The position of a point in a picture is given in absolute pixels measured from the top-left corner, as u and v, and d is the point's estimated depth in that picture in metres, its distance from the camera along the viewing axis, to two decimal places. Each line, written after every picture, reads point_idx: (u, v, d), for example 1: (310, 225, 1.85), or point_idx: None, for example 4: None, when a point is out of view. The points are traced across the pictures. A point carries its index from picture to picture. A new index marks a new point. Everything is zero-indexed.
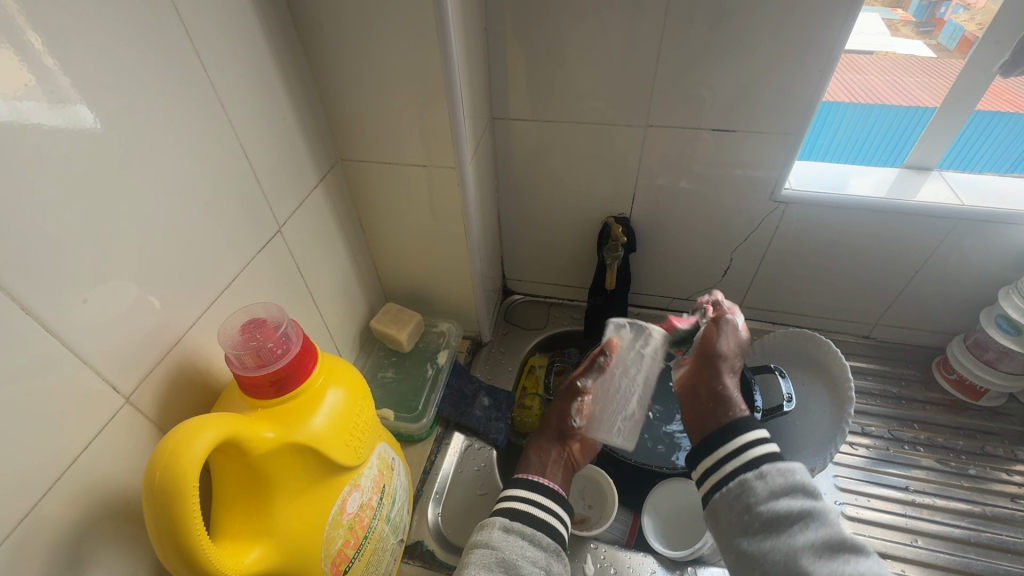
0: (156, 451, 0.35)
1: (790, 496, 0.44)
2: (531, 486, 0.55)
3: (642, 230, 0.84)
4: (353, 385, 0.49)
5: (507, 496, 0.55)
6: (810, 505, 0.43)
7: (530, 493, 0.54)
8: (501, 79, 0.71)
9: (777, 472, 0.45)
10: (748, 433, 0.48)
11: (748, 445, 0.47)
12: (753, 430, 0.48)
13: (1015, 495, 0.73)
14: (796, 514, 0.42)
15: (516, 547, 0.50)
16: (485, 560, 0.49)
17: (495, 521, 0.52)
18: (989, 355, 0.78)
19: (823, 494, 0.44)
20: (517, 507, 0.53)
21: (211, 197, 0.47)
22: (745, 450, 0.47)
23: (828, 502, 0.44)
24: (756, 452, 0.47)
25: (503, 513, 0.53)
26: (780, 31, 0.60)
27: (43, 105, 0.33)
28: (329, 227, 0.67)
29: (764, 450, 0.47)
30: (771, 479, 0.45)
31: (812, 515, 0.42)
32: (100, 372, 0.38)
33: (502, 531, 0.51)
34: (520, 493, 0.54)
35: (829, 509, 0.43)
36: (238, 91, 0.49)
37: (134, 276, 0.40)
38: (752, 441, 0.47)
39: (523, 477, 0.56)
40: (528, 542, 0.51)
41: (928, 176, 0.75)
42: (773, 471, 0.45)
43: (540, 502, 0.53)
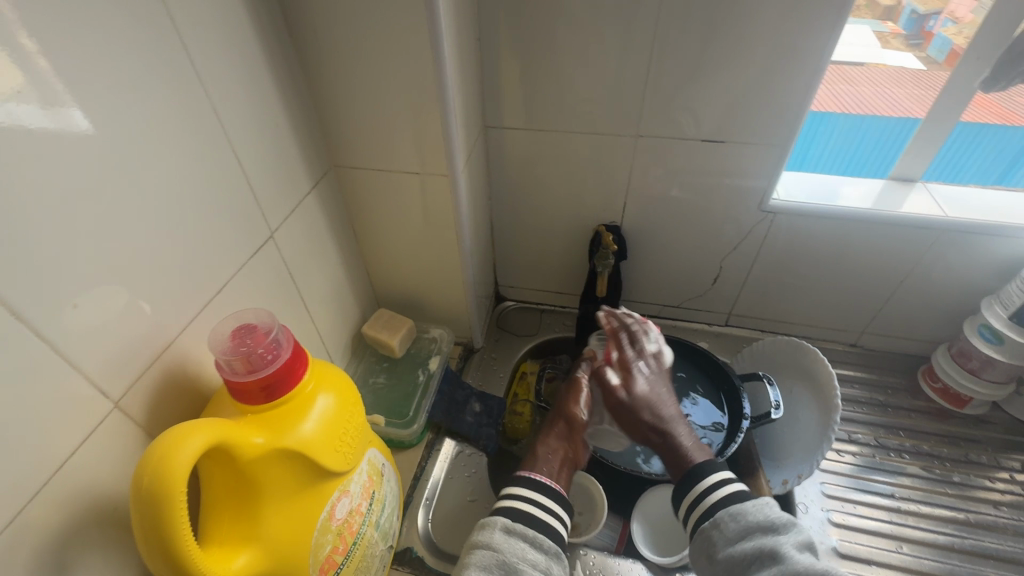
0: (144, 456, 0.35)
1: (747, 538, 0.46)
2: (538, 487, 0.55)
3: (633, 238, 0.85)
4: (344, 391, 0.49)
5: (512, 494, 0.55)
6: (765, 544, 0.45)
7: (538, 495, 0.54)
8: (494, 87, 0.71)
9: (733, 517, 0.48)
10: (710, 476, 0.52)
11: (708, 489, 0.51)
12: (714, 473, 0.52)
13: (999, 503, 0.73)
14: (752, 556, 0.45)
15: (518, 549, 0.50)
16: (485, 561, 0.49)
17: (496, 521, 0.52)
18: (973, 364, 0.79)
19: (782, 527, 0.46)
20: (521, 508, 0.53)
21: (203, 202, 0.47)
22: (705, 495, 0.51)
23: (791, 538, 0.45)
24: (717, 494, 0.50)
25: (505, 513, 0.53)
26: (767, 45, 0.61)
27: (36, 109, 0.33)
28: (321, 232, 0.67)
29: (726, 491, 0.50)
30: (729, 523, 0.48)
31: (768, 553, 0.44)
32: (89, 377, 0.38)
33: (503, 532, 0.51)
34: (526, 493, 0.54)
35: (787, 544, 0.44)
36: (231, 98, 0.49)
37: (124, 281, 0.40)
38: (712, 485, 0.51)
39: (530, 477, 0.56)
40: (529, 544, 0.51)
41: (913, 187, 0.76)
42: (731, 513, 0.48)
43: (544, 503, 0.54)
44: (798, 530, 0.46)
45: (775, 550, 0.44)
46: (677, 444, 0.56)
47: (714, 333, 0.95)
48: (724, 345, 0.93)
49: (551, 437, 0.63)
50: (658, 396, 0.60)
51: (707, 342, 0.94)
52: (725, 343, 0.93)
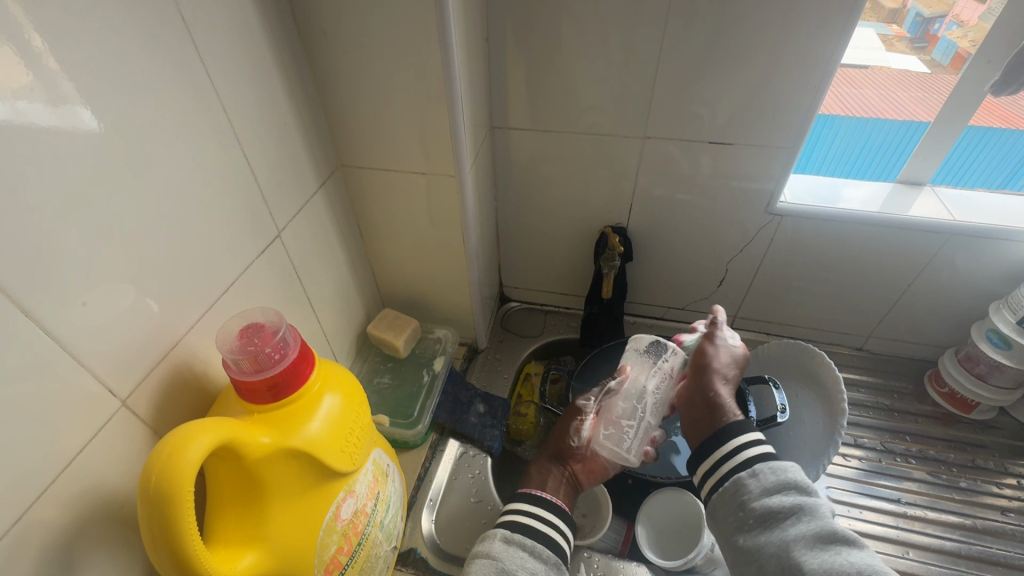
0: (152, 455, 0.35)
1: (782, 493, 0.52)
2: (536, 501, 0.58)
3: (639, 239, 0.85)
4: (350, 391, 0.49)
5: (513, 509, 0.58)
6: (803, 501, 0.51)
7: (537, 508, 0.57)
8: (501, 88, 0.71)
9: (771, 471, 0.54)
10: (739, 437, 0.58)
11: (740, 447, 0.57)
12: (745, 432, 0.58)
13: (1006, 509, 0.73)
14: (788, 509, 0.51)
15: (517, 558, 0.52)
16: (486, 568, 0.51)
17: (496, 532, 0.55)
18: (980, 369, 0.79)
19: (818, 493, 0.52)
20: (522, 521, 0.56)
21: (210, 201, 0.47)
22: (737, 451, 0.57)
23: (825, 502, 0.51)
24: (747, 453, 0.56)
25: (506, 526, 0.56)
26: (776, 47, 0.61)
27: (42, 105, 0.33)
28: (328, 232, 0.67)
29: (755, 449, 0.56)
30: (766, 475, 0.54)
31: (805, 508, 0.50)
32: (96, 375, 0.38)
33: (503, 541, 0.54)
34: (527, 507, 0.57)
35: (820, 504, 0.51)
36: (240, 96, 0.49)
37: (132, 278, 0.40)
38: (741, 444, 0.57)
39: (529, 491, 0.59)
40: (528, 553, 0.53)
41: (921, 191, 0.76)
42: (769, 467, 0.54)
43: (544, 517, 0.56)
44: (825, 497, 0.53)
45: (813, 509, 0.50)
46: (721, 403, 0.63)
47: None
48: None
49: (550, 465, 0.66)
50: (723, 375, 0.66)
51: None
52: None
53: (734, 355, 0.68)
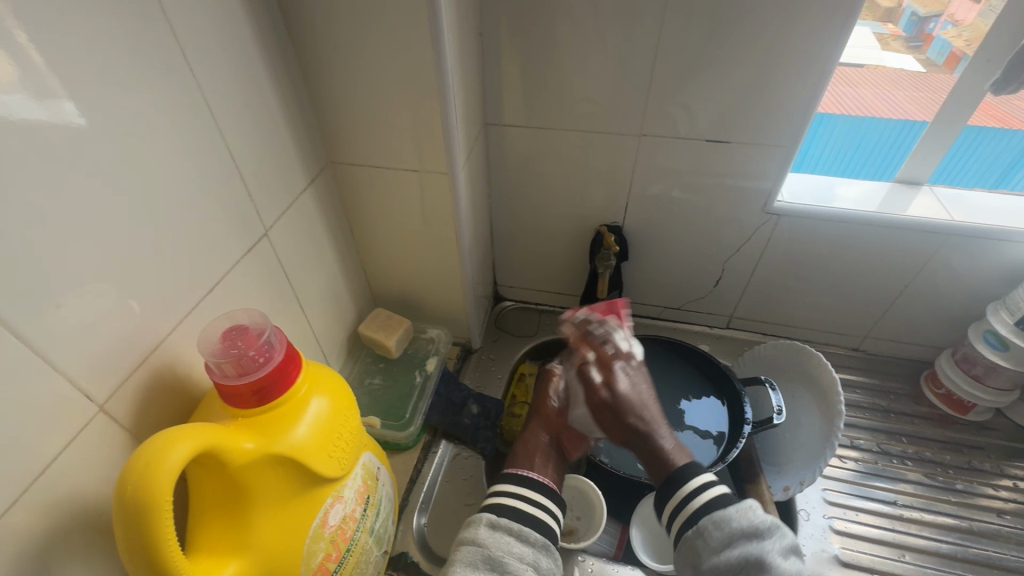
0: (129, 462, 0.34)
1: (732, 545, 0.46)
2: (523, 481, 0.54)
3: (635, 239, 0.84)
4: (338, 394, 0.48)
5: (499, 491, 0.54)
6: (750, 552, 0.45)
7: (524, 489, 0.53)
8: (496, 84, 0.70)
9: (716, 524, 0.47)
10: (691, 481, 0.51)
11: (690, 495, 0.50)
12: (693, 478, 0.51)
13: (1002, 511, 0.73)
14: (737, 566, 0.44)
15: (503, 544, 0.49)
16: (471, 557, 0.48)
17: (482, 517, 0.51)
18: (978, 370, 0.78)
19: (766, 532, 0.46)
20: (508, 504, 0.52)
21: (194, 199, 0.46)
22: (690, 499, 0.50)
23: (775, 543, 0.45)
24: (701, 498, 0.49)
25: (492, 508, 0.52)
26: (775, 44, 0.60)
27: (24, 99, 0.32)
28: (317, 231, 0.66)
29: (707, 496, 0.49)
30: (713, 531, 0.47)
31: (750, 564, 0.44)
32: (73, 380, 0.37)
33: (489, 528, 0.50)
34: (512, 489, 0.54)
35: (771, 550, 0.44)
36: (225, 91, 0.48)
37: (112, 279, 0.39)
38: (694, 489, 0.50)
39: (516, 472, 0.56)
40: (515, 539, 0.50)
41: (919, 191, 0.75)
42: (714, 520, 0.47)
43: (531, 498, 0.53)
44: (782, 534, 0.46)
45: (760, 559, 0.44)
46: (654, 441, 0.55)
47: (715, 335, 0.94)
48: (725, 348, 0.92)
49: (531, 431, 0.62)
50: (640, 397, 0.58)
51: (708, 345, 0.93)
52: (726, 345, 0.92)
53: (637, 359, 0.62)
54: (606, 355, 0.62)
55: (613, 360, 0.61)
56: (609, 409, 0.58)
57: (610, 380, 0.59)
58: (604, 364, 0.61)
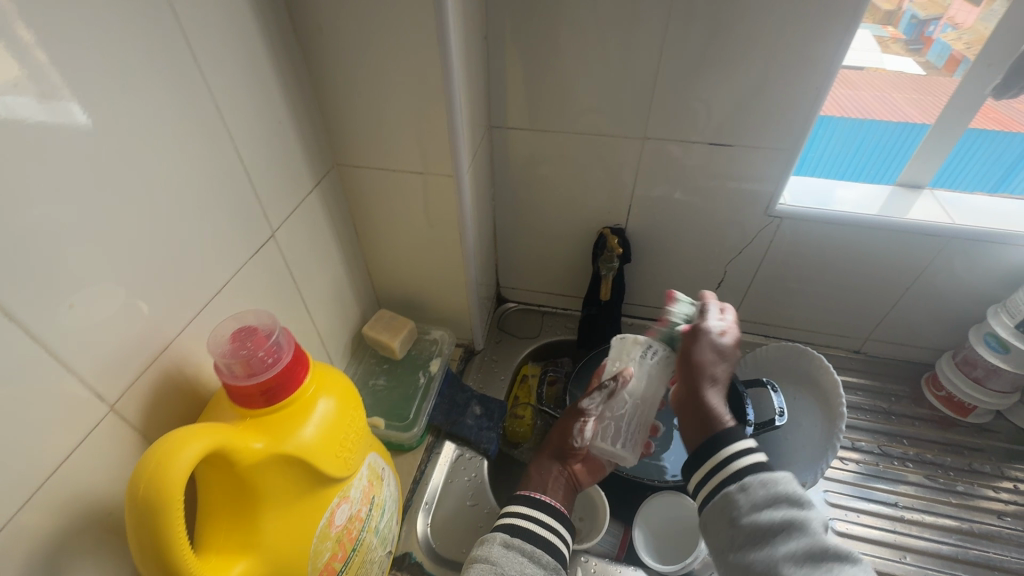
0: (141, 462, 0.34)
1: (774, 507, 0.45)
2: (533, 504, 0.56)
3: (637, 241, 0.84)
4: (345, 395, 0.48)
5: (511, 512, 0.55)
6: (793, 516, 0.44)
7: (535, 510, 0.55)
8: (500, 87, 0.70)
9: (760, 483, 0.46)
10: (733, 444, 0.50)
11: (733, 455, 0.49)
12: (735, 441, 0.50)
13: (1002, 513, 0.73)
14: (778, 526, 0.43)
15: (516, 563, 0.50)
16: (484, 573, 0.49)
17: (495, 535, 0.52)
18: (978, 373, 0.79)
19: (809, 503, 0.45)
20: (519, 525, 0.53)
21: (203, 201, 0.46)
22: (730, 461, 0.49)
23: (816, 512, 0.44)
24: (743, 460, 0.48)
25: (505, 529, 0.53)
26: (778, 48, 0.60)
27: (33, 101, 0.32)
28: (322, 232, 0.66)
29: (750, 458, 0.48)
30: (755, 490, 0.46)
31: (794, 524, 0.43)
32: (84, 380, 0.37)
33: (502, 547, 0.51)
34: (523, 510, 0.55)
35: (815, 519, 0.43)
36: (233, 94, 0.48)
37: (122, 280, 0.39)
38: (737, 451, 0.49)
39: (527, 493, 0.57)
40: (527, 558, 0.51)
41: (920, 194, 0.76)
42: (759, 480, 0.47)
43: (542, 520, 0.54)
44: (821, 507, 0.45)
45: (804, 523, 0.43)
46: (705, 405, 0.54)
47: None
48: None
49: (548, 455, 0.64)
50: (717, 365, 0.56)
51: None
52: None
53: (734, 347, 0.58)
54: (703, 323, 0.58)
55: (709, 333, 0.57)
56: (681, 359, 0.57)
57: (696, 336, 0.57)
58: (696, 331, 0.58)
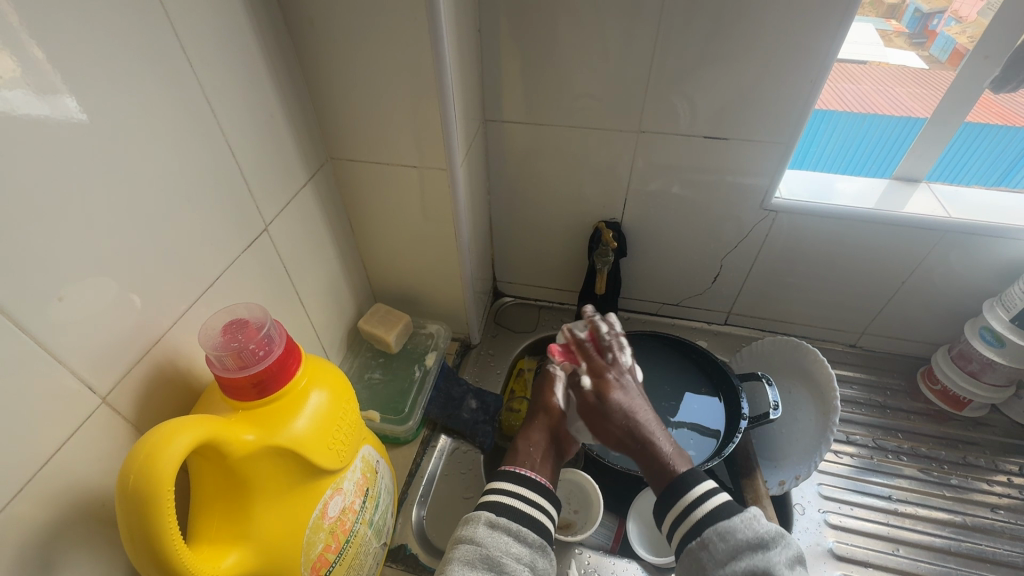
0: (132, 453, 0.34)
1: (737, 557, 0.47)
2: (521, 481, 0.56)
3: (633, 235, 0.84)
4: (337, 387, 0.48)
5: (496, 488, 0.55)
6: (756, 565, 0.45)
7: (521, 488, 0.55)
8: (495, 81, 0.70)
9: (721, 535, 0.48)
10: (694, 488, 0.52)
11: (694, 504, 0.51)
12: (697, 485, 0.52)
13: (996, 506, 0.73)
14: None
15: (501, 543, 0.50)
16: (469, 556, 0.49)
17: (480, 515, 0.52)
18: (973, 367, 0.79)
19: (771, 542, 0.47)
20: (505, 502, 0.54)
21: (194, 195, 0.46)
22: (693, 507, 0.51)
23: (780, 554, 0.46)
24: (704, 507, 0.50)
25: (489, 506, 0.53)
26: (773, 41, 0.60)
27: (28, 95, 0.32)
28: (317, 226, 0.66)
29: (712, 503, 0.50)
30: (718, 542, 0.48)
31: (758, 573, 0.45)
32: (75, 372, 0.37)
33: (488, 526, 0.51)
34: (510, 488, 0.55)
35: (777, 561, 0.45)
36: (225, 88, 0.48)
37: (114, 274, 0.40)
38: (699, 498, 0.51)
39: (513, 470, 0.57)
40: (512, 539, 0.51)
41: (917, 188, 0.76)
42: (720, 531, 0.48)
43: (529, 498, 0.54)
44: (786, 544, 0.47)
45: (767, 570, 0.44)
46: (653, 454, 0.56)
47: (713, 331, 0.94)
48: (722, 344, 0.93)
49: (533, 430, 0.63)
50: (635, 403, 0.59)
51: (706, 341, 0.93)
52: (723, 341, 0.93)
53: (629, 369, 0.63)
54: (600, 366, 0.62)
55: (607, 370, 0.62)
56: (595, 413, 0.60)
57: (602, 388, 0.60)
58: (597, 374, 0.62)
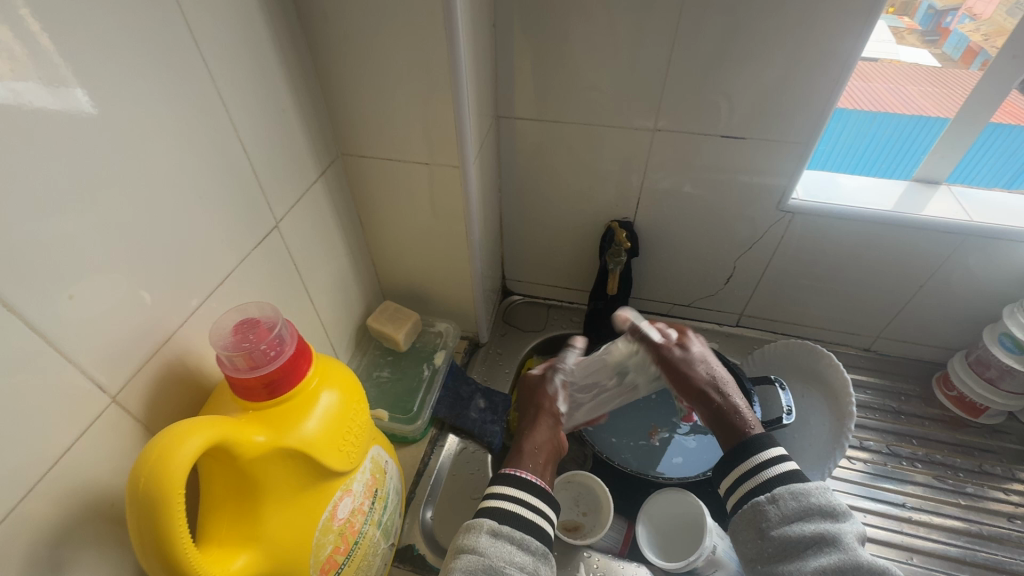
0: (142, 454, 0.34)
1: (805, 519, 0.45)
2: (521, 484, 0.51)
3: (645, 234, 0.83)
4: (348, 387, 0.48)
5: (495, 493, 0.50)
6: (827, 530, 0.43)
7: (523, 494, 0.50)
8: (508, 77, 0.69)
9: (792, 495, 0.46)
10: (764, 451, 0.49)
11: (767, 463, 0.49)
12: (767, 448, 0.50)
13: (1012, 515, 0.72)
14: (812, 543, 0.43)
15: (504, 552, 0.46)
16: (470, 565, 0.45)
17: (482, 522, 0.48)
18: (991, 373, 0.78)
19: (840, 516, 0.44)
20: (505, 508, 0.49)
21: (204, 191, 0.45)
22: (760, 468, 0.48)
23: (851, 528, 0.44)
24: (768, 472, 0.48)
25: (490, 513, 0.49)
26: (795, 39, 0.59)
27: (41, 87, 0.32)
28: (327, 222, 0.65)
29: (781, 467, 0.48)
30: (788, 500, 0.46)
31: (831, 546, 0.42)
32: (85, 371, 0.37)
33: (490, 535, 0.47)
34: (510, 492, 0.50)
35: (848, 534, 0.43)
36: (236, 82, 0.47)
37: (124, 271, 0.39)
38: (769, 459, 0.49)
39: (513, 472, 0.52)
40: (514, 546, 0.47)
41: (937, 190, 0.74)
42: (791, 491, 0.46)
43: (528, 503, 0.50)
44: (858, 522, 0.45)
45: (836, 538, 0.42)
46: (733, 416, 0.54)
47: (725, 333, 0.93)
48: (734, 346, 0.91)
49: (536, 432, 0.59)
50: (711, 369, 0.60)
51: (717, 343, 0.92)
52: (735, 343, 0.92)
53: (692, 344, 0.62)
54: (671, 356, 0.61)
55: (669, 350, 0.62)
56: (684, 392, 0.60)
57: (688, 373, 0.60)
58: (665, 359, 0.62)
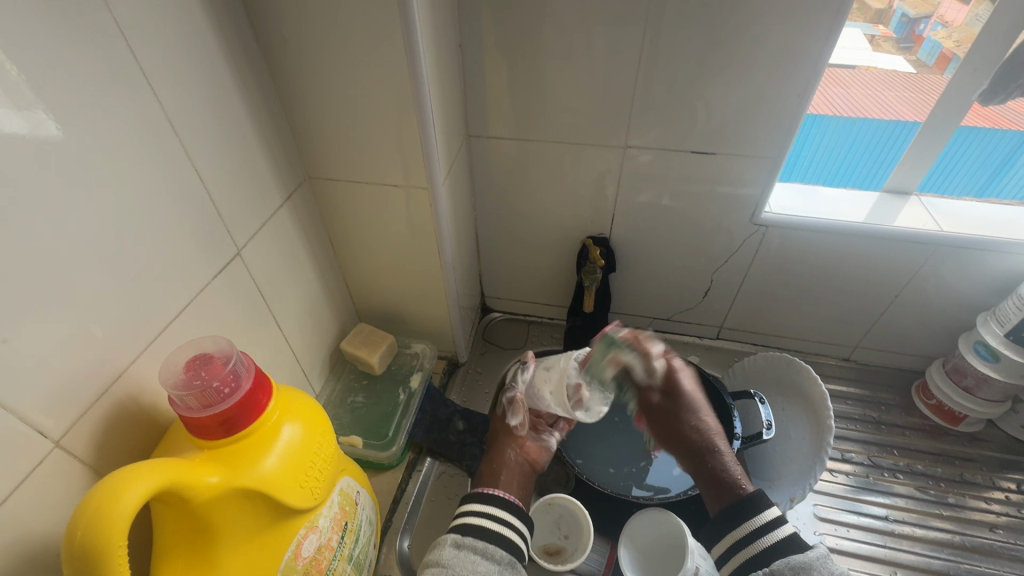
0: (81, 504, 0.32)
1: None
2: (487, 500, 0.54)
3: (621, 249, 0.83)
4: (311, 420, 0.46)
5: (465, 512, 0.53)
6: None
7: (489, 507, 0.53)
8: (478, 96, 0.69)
9: (793, 570, 0.45)
10: (764, 513, 0.50)
11: (761, 528, 0.49)
12: (766, 511, 0.50)
13: (994, 525, 0.72)
14: None
15: (469, 562, 0.48)
16: None
17: (447, 537, 0.50)
18: (968, 382, 0.78)
19: None
20: (473, 523, 0.52)
21: (159, 220, 0.44)
22: (760, 535, 0.49)
23: None
24: (768, 539, 0.49)
25: (457, 529, 0.52)
26: (758, 55, 0.59)
27: (11, 112, 0.32)
28: (295, 246, 0.64)
29: (776, 534, 0.49)
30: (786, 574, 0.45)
31: None
32: (24, 415, 0.35)
33: (454, 547, 0.49)
34: (477, 508, 0.53)
35: None
36: (192, 108, 0.46)
37: (69, 307, 0.38)
38: (769, 523, 0.49)
39: (479, 490, 0.55)
40: (480, 557, 0.49)
41: (907, 201, 0.74)
42: (792, 564, 0.46)
43: (498, 517, 0.52)
44: None
45: None
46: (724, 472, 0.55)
47: (705, 346, 0.93)
48: (714, 358, 0.91)
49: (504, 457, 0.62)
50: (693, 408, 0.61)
51: (698, 356, 0.92)
52: (715, 356, 0.92)
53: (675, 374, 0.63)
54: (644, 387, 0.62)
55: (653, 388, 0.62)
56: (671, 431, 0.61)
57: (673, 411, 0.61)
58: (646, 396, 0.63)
